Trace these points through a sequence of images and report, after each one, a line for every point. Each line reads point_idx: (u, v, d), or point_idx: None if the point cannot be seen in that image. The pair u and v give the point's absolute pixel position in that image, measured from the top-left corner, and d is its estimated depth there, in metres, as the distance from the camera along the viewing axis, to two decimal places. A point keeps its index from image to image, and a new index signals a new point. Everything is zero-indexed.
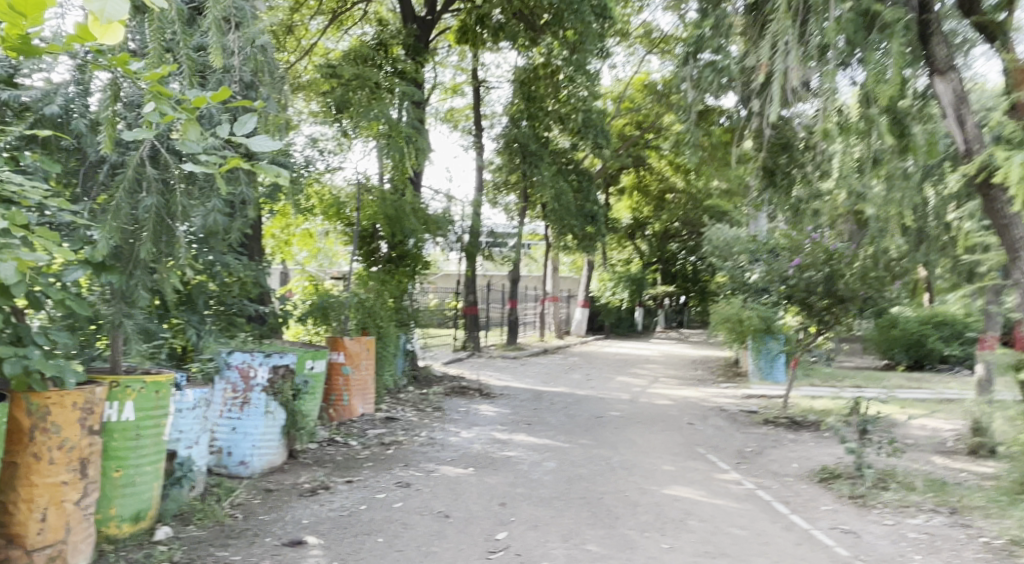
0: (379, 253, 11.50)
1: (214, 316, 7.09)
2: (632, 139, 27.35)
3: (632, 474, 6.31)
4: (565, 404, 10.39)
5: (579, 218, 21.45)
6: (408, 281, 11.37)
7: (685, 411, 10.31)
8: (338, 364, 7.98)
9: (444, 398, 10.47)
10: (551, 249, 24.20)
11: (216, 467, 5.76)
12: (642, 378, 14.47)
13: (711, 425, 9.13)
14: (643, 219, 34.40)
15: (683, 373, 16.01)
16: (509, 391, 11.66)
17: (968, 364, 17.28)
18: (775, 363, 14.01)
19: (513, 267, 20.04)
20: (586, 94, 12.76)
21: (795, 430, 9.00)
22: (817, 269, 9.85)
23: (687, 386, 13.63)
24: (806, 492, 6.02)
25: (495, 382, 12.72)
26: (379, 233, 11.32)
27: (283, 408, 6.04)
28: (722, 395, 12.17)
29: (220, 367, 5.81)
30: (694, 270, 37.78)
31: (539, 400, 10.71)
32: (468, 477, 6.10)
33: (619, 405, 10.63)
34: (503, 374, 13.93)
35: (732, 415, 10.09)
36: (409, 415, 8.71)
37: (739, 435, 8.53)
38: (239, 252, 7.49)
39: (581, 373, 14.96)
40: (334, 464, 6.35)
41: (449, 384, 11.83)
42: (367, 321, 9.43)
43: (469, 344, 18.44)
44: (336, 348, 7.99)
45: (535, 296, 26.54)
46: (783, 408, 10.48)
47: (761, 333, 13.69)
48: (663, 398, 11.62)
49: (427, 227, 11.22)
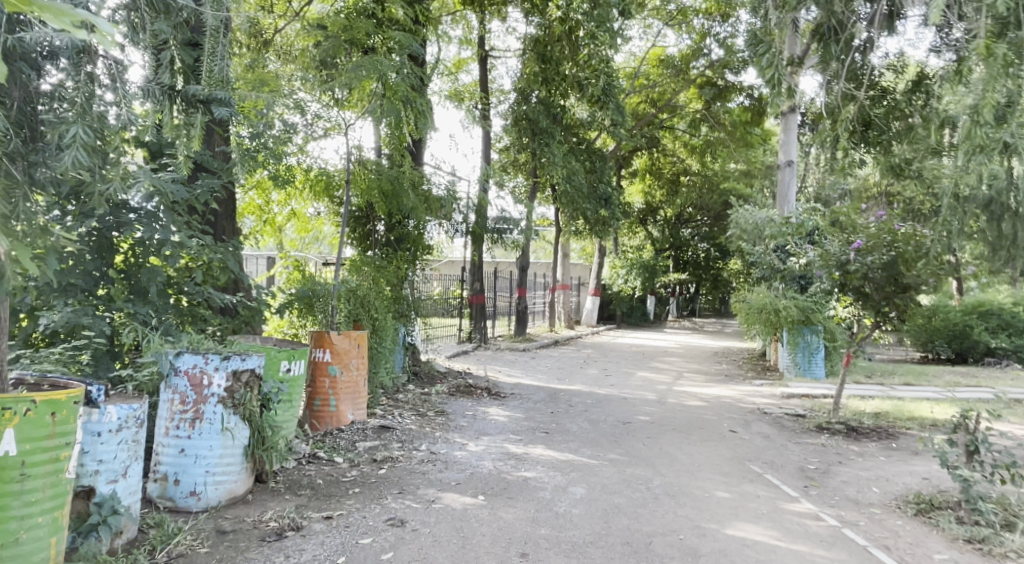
0: (376, 236, 10.27)
1: (173, 308, 5.92)
2: (647, 118, 26.06)
3: (683, 505, 5.08)
4: (586, 407, 9.15)
5: (593, 200, 20.25)
6: (409, 267, 10.19)
7: (722, 415, 9.08)
8: (323, 363, 6.85)
9: (448, 399, 9.26)
10: (562, 234, 22.99)
11: (160, 499, 4.56)
12: (665, 373, 13.24)
13: (757, 434, 7.88)
14: (655, 203, 33.12)
15: (707, 367, 14.76)
16: (520, 390, 10.45)
17: (1017, 357, 16.02)
18: (813, 358, 12.60)
19: (522, 253, 18.83)
20: (608, 56, 11.53)
21: (857, 440, 7.73)
22: (880, 252, 8.51)
23: (716, 383, 12.39)
24: (904, 530, 4.80)
25: (505, 379, 11.50)
26: (376, 212, 10.13)
27: (247, 424, 4.79)
28: (758, 394, 10.93)
29: (166, 374, 4.61)
30: (707, 257, 36.49)
31: (556, 401, 9.49)
32: (479, 509, 4.87)
33: (646, 407, 9.40)
34: (513, 370, 12.72)
35: (778, 421, 8.82)
36: (408, 422, 7.48)
37: (794, 447, 7.29)
38: (202, 230, 6.28)
39: (598, 367, 13.73)
40: (312, 491, 5.11)
41: (454, 382, 10.62)
42: (360, 313, 8.20)
43: (475, 336, 17.25)
44: (320, 344, 6.87)
45: (544, 284, 25.32)
46: (833, 411, 9.25)
47: (797, 325, 12.42)
48: (693, 398, 10.37)
49: (430, 206, 9.96)
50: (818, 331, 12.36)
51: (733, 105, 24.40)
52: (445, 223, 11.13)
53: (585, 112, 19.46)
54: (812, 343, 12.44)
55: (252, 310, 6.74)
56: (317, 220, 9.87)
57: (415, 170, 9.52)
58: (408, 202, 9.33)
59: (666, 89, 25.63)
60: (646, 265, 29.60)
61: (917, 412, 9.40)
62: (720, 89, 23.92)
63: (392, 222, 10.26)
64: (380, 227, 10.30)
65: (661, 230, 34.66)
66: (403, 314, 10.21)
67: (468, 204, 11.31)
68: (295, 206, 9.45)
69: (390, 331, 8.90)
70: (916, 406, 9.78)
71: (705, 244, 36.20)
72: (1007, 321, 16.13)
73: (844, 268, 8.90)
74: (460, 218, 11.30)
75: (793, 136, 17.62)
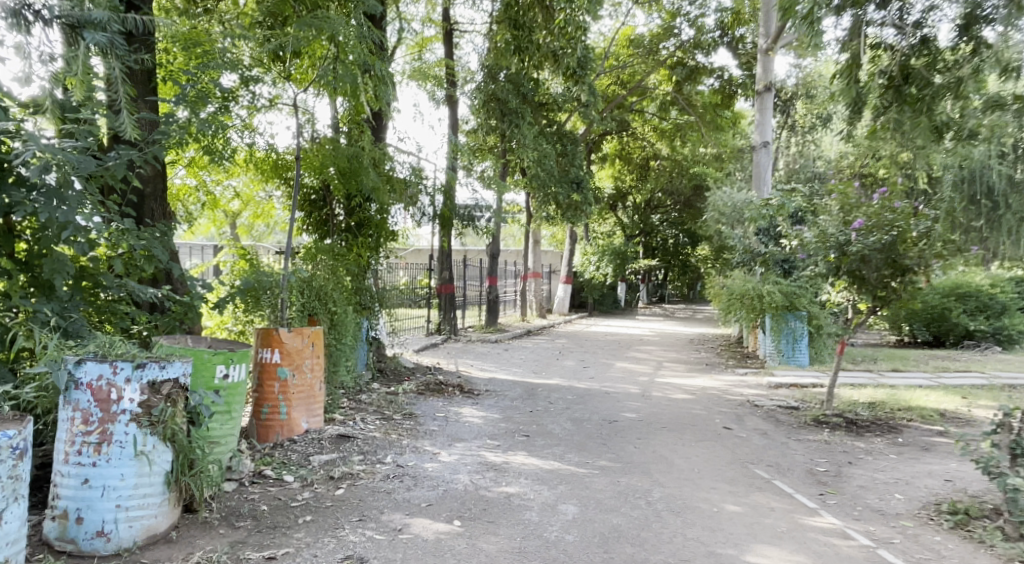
0: (335, 222, 9.37)
1: (87, 303, 5.06)
2: (617, 100, 25.43)
3: (691, 525, 4.37)
4: (567, 403, 8.42)
5: (564, 184, 19.53)
6: (370, 255, 9.34)
7: (713, 409, 8.43)
8: (271, 365, 6.01)
9: (415, 398, 8.45)
10: (532, 220, 22.24)
11: (59, 541, 3.71)
12: (645, 364, 12.59)
13: (754, 431, 7.22)
14: (624, 188, 32.58)
15: (687, 356, 14.16)
16: (494, 386, 9.68)
17: (996, 340, 15.65)
18: (798, 345, 11.94)
19: (491, 240, 18.05)
20: (583, 23, 10.76)
21: (862, 435, 7.12)
22: (882, 232, 7.92)
23: (699, 372, 11.79)
24: (946, 548, 4.17)
25: (477, 374, 10.72)
26: (333, 195, 9.24)
27: (169, 446, 3.95)
28: (745, 385, 10.33)
29: (64, 387, 3.75)
30: (677, 243, 36.09)
31: (533, 398, 8.75)
32: (454, 538, 4.10)
33: (630, 402, 8.72)
34: (485, 363, 11.96)
35: (773, 415, 8.19)
36: (371, 428, 6.67)
37: (797, 445, 6.63)
38: (121, 213, 5.40)
39: (574, 358, 13.04)
40: (254, 522, 4.28)
41: (422, 379, 9.81)
42: (315, 306, 7.34)
43: (444, 327, 16.42)
44: (268, 343, 6.04)
45: (515, 272, 24.56)
46: (828, 402, 8.65)
47: (782, 312, 11.75)
48: (679, 391, 9.71)
49: (393, 189, 9.07)
50: (801, 317, 11.75)
51: (704, 87, 23.90)
52: (412, 209, 10.26)
53: (556, 90, 18.68)
54: (794, 329, 11.81)
55: (184, 306, 5.81)
56: (267, 205, 8.92)
57: (376, 148, 8.62)
58: (369, 183, 8.42)
59: (636, 70, 25.02)
60: (618, 251, 29.04)
61: (914, 401, 8.85)
62: (691, 70, 23.38)
63: (352, 206, 9.36)
64: (340, 212, 9.39)
65: (631, 216, 34.14)
66: (365, 306, 9.35)
67: (435, 188, 10.42)
68: (242, 191, 8.50)
69: (351, 326, 8.05)
70: (912, 395, 9.25)
71: (674, 230, 35.75)
72: (986, 303, 15.76)
73: (840, 249, 8.28)
74: (427, 201, 10.43)
75: (769, 116, 17.09)
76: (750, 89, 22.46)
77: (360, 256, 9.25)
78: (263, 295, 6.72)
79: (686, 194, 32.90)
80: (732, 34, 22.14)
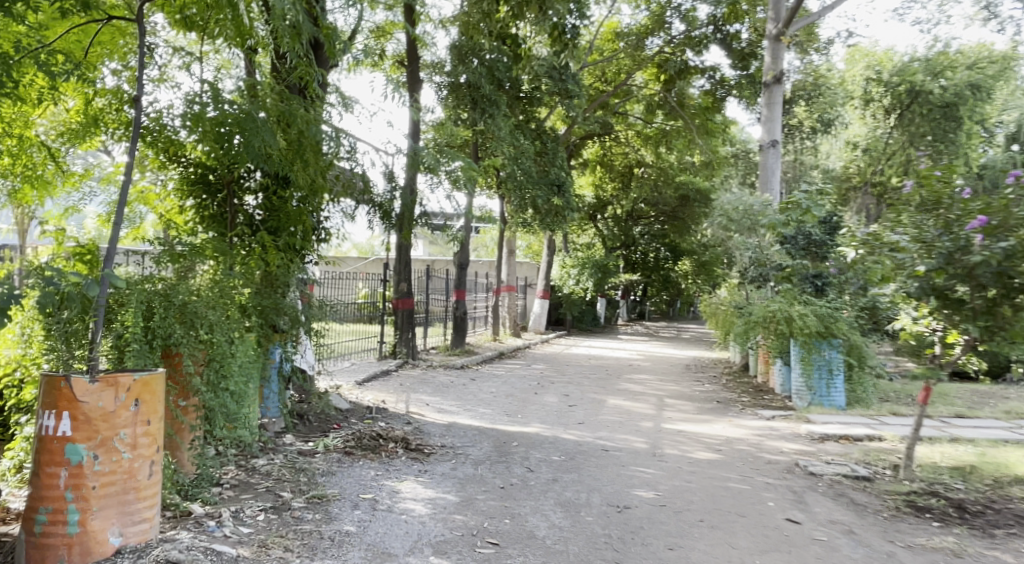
0: (240, 213, 6.90)
1: None
2: (602, 99, 23.33)
3: None
4: (551, 472, 5.97)
5: (544, 186, 17.20)
6: (285, 258, 6.80)
7: (755, 481, 6.05)
8: (53, 441, 3.53)
9: (337, 465, 5.94)
10: (507, 228, 19.82)
11: None
12: (643, 401, 10.19)
13: (833, 529, 4.84)
14: (605, 198, 30.44)
15: (690, 389, 11.79)
16: (451, 439, 7.19)
17: None
18: (832, 382, 9.60)
19: (459, 248, 15.64)
20: None
21: (993, 536, 4.79)
22: (1011, 236, 5.61)
23: (712, 414, 9.47)
24: None
25: (431, 418, 8.25)
26: (243, 175, 6.79)
27: None
28: (781, 437, 7.97)
29: None
30: (657, 258, 33.95)
31: (506, 461, 6.30)
32: None
33: (639, 468, 6.31)
34: (445, 399, 9.47)
35: (843, 492, 5.81)
36: (242, 535, 4.15)
37: (915, 562, 4.26)
38: None
39: (557, 392, 10.63)
40: None
41: (355, 428, 7.30)
42: (175, 332, 4.84)
43: (400, 351, 13.71)
44: (54, 404, 3.57)
45: (485, 285, 22.05)
46: (908, 471, 6.32)
47: (812, 340, 9.41)
48: (696, 446, 7.32)
49: (313, 168, 6.54)
50: (836, 346, 9.43)
51: (694, 89, 21.97)
52: (346, 200, 7.76)
53: (539, 55, 15.97)
54: (826, 361, 9.51)
55: None
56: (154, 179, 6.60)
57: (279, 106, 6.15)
58: (265, 148, 5.93)
59: (621, 66, 22.91)
60: (598, 264, 26.76)
61: (1019, 467, 6.55)
62: (680, 69, 21.36)
63: (267, 189, 6.93)
64: (251, 201, 6.92)
65: (611, 227, 31.93)
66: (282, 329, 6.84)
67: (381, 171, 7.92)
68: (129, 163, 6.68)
69: (243, 361, 5.58)
70: (1009, 456, 6.94)
71: (655, 244, 33.60)
72: None
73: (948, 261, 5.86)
74: (365, 189, 7.93)
75: (778, 111, 14.97)
76: (746, 90, 20.44)
77: (266, 260, 6.65)
78: (53, 319, 4.12)
79: (671, 205, 30.70)
80: (726, 29, 20.09)
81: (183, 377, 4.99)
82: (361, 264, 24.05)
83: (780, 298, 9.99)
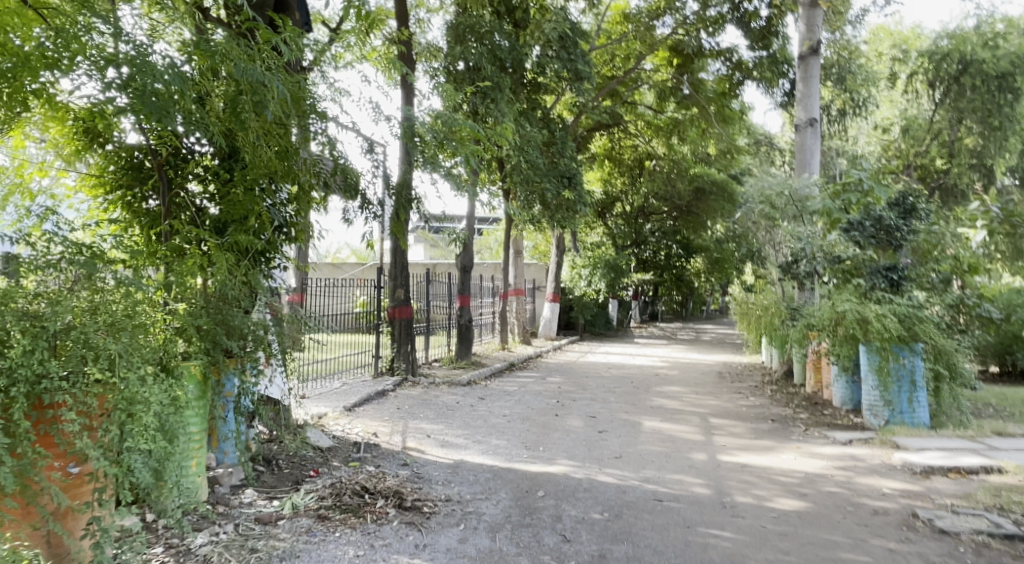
0: (184, 207, 5.33)
1: None
2: (611, 86, 21.70)
3: None
4: (595, 543, 4.39)
5: (553, 178, 15.64)
6: (236, 264, 5.16)
7: (871, 547, 4.45)
8: None
9: (303, 542, 4.37)
10: (514, 227, 18.23)
11: None
12: (685, 423, 8.59)
13: None
14: (615, 193, 28.83)
15: (733, 405, 10.19)
16: (459, 488, 5.62)
17: None
18: (915, 398, 7.99)
19: (464, 250, 14.09)
20: None
21: None
22: None
23: (771, 438, 7.88)
24: None
25: (434, 455, 6.67)
26: (186, 153, 5.24)
27: None
28: (872, 471, 6.36)
29: None
30: (669, 255, 32.29)
31: (532, 524, 4.73)
32: None
33: (710, 530, 4.71)
34: (451, 428, 7.91)
35: None
36: None
37: None
38: None
39: (583, 413, 9.05)
40: None
41: (337, 477, 5.73)
42: (50, 371, 3.36)
43: (399, 367, 12.14)
44: None
45: (492, 289, 20.47)
46: None
47: (889, 345, 7.84)
48: (773, 490, 5.72)
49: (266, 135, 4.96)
50: (919, 352, 7.86)
51: (708, 74, 20.39)
52: (331, 198, 6.29)
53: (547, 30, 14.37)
54: (909, 372, 7.92)
55: None
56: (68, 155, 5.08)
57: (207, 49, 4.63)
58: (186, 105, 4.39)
59: (630, 49, 21.26)
60: (611, 263, 25.08)
61: None
62: (693, 51, 19.72)
63: (217, 174, 5.34)
64: (201, 187, 5.38)
65: (621, 225, 30.33)
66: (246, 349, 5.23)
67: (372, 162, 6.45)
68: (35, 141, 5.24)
69: (173, 410, 4.06)
70: None
71: (667, 242, 31.95)
72: None
73: None
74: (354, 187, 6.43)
75: (814, 87, 13.35)
76: (767, 71, 18.77)
77: (204, 265, 4.95)
78: None
79: (685, 199, 29.05)
80: (743, 7, 18.48)
81: (65, 438, 3.51)
82: (358, 270, 22.55)
83: (846, 296, 8.46)
